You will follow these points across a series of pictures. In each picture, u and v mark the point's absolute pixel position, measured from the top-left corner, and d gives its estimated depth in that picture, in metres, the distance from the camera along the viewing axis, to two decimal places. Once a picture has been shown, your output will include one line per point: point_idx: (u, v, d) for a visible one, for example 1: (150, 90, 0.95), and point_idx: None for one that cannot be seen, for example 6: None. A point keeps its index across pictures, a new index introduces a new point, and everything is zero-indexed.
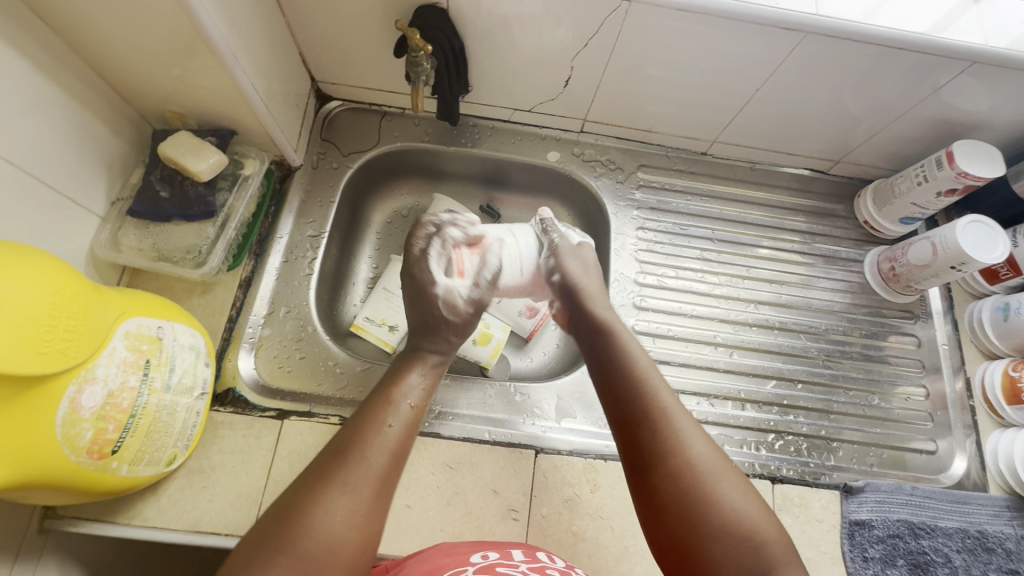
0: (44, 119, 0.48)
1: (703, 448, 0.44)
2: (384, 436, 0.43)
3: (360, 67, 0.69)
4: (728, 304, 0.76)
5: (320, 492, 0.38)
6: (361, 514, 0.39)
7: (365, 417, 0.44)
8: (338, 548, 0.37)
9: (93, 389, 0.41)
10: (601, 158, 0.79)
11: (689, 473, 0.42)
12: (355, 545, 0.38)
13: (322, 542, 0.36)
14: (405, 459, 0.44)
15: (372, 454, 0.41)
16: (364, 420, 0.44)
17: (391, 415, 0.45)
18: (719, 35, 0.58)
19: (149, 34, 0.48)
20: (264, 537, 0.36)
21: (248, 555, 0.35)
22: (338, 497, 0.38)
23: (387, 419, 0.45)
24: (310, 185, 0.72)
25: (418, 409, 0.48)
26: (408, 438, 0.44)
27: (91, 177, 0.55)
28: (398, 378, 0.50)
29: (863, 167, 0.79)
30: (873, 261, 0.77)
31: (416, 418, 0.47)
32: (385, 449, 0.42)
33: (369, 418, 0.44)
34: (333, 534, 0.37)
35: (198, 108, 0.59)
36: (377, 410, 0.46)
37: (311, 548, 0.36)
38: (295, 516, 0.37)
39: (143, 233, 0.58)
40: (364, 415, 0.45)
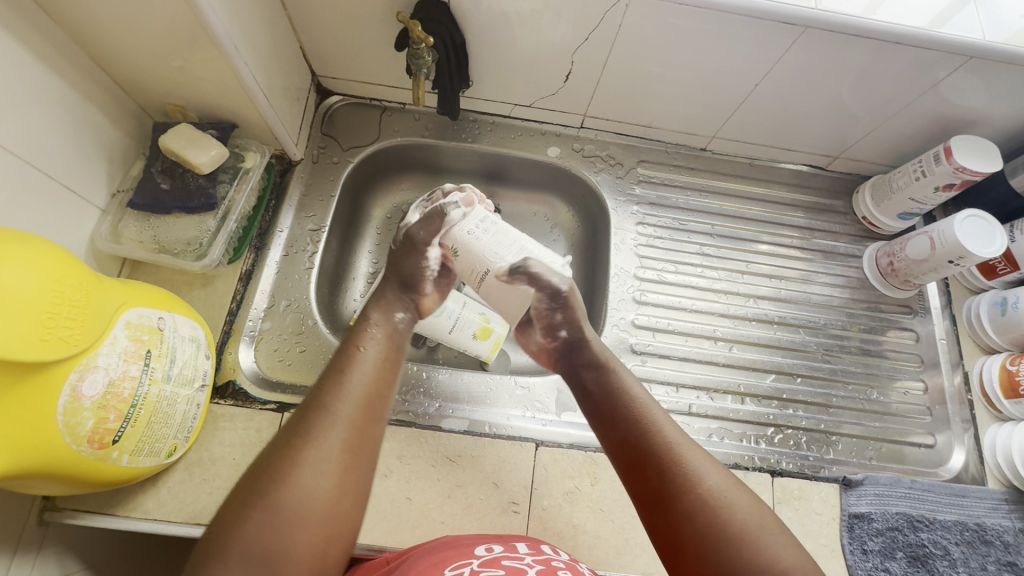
0: (45, 110, 0.48)
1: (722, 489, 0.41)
2: (351, 386, 0.43)
3: (361, 62, 0.69)
4: (727, 299, 0.76)
5: (291, 447, 0.39)
6: (332, 464, 0.39)
7: (331, 371, 0.44)
8: (316, 496, 0.37)
9: (94, 377, 0.41)
10: (601, 153, 0.80)
11: (714, 514, 0.40)
12: (334, 493, 0.38)
13: (297, 496, 0.36)
14: (380, 405, 0.44)
15: (339, 404, 0.42)
16: (326, 374, 0.44)
17: (355, 366, 0.45)
18: (718, 30, 0.59)
19: (151, 25, 0.48)
20: (241, 493, 0.37)
21: (227, 514, 0.36)
22: (306, 451, 0.38)
23: (350, 370, 0.44)
24: (310, 180, 0.72)
25: (386, 358, 0.47)
26: (375, 386, 0.44)
27: (91, 169, 0.55)
28: (361, 327, 0.49)
29: (862, 163, 0.79)
30: (872, 256, 0.78)
31: (383, 367, 0.46)
32: (351, 397, 0.42)
33: (338, 370, 0.45)
34: (310, 485, 0.37)
35: (199, 100, 0.59)
36: (341, 361, 0.46)
37: (282, 500, 0.36)
38: (270, 471, 0.38)
39: (144, 225, 0.58)
40: (329, 368, 0.45)
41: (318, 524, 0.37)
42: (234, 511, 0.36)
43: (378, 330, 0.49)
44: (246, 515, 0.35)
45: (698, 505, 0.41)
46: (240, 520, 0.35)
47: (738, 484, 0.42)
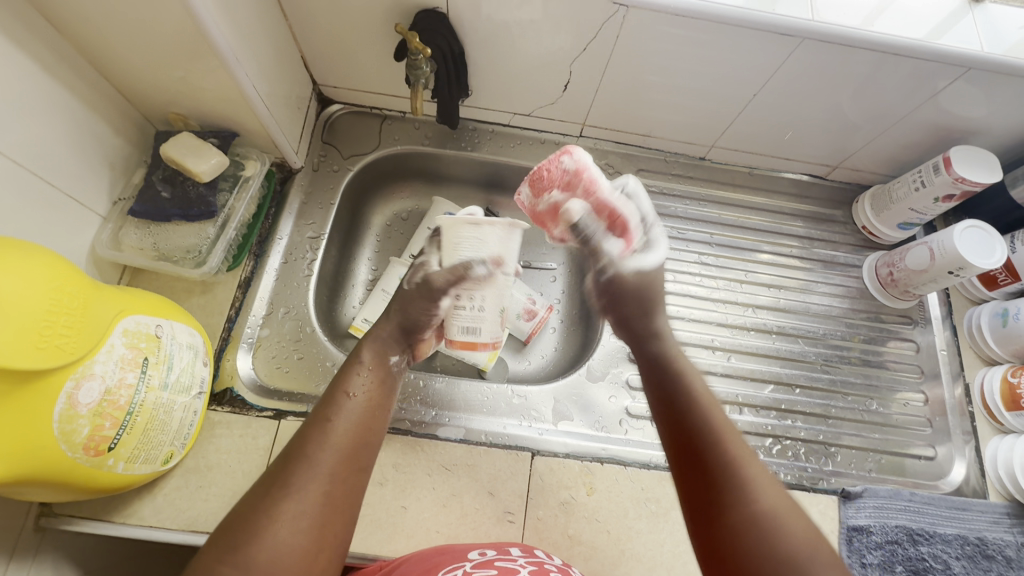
0: (47, 119, 0.49)
1: (777, 503, 0.41)
2: (334, 434, 0.44)
3: (361, 71, 0.70)
4: (726, 308, 0.76)
5: (268, 498, 0.39)
6: (310, 517, 0.39)
7: (317, 417, 0.45)
8: (288, 554, 0.37)
9: (90, 384, 0.41)
10: (600, 162, 0.80)
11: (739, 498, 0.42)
12: (308, 548, 0.38)
13: (269, 553, 0.36)
14: (360, 455, 0.45)
15: (321, 455, 0.42)
16: (314, 419, 0.45)
17: (342, 413, 0.46)
18: (716, 41, 0.59)
19: (153, 36, 0.49)
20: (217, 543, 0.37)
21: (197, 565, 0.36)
22: (284, 503, 0.39)
23: (338, 416, 0.45)
24: (310, 188, 0.73)
25: (373, 404, 0.48)
26: (360, 433, 0.45)
27: (93, 177, 0.56)
28: (351, 370, 0.50)
29: (861, 173, 0.79)
30: (871, 266, 0.77)
31: (369, 414, 0.47)
32: (333, 446, 0.43)
33: (321, 418, 0.45)
34: (283, 540, 0.37)
35: (201, 110, 0.60)
36: (329, 408, 0.46)
37: (255, 557, 0.36)
38: (244, 523, 0.38)
39: (144, 233, 0.58)
40: (315, 412, 0.46)
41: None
42: (205, 564, 0.36)
43: (367, 374, 0.50)
44: (213, 572, 0.35)
45: (750, 509, 0.41)
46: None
47: (774, 480, 0.43)
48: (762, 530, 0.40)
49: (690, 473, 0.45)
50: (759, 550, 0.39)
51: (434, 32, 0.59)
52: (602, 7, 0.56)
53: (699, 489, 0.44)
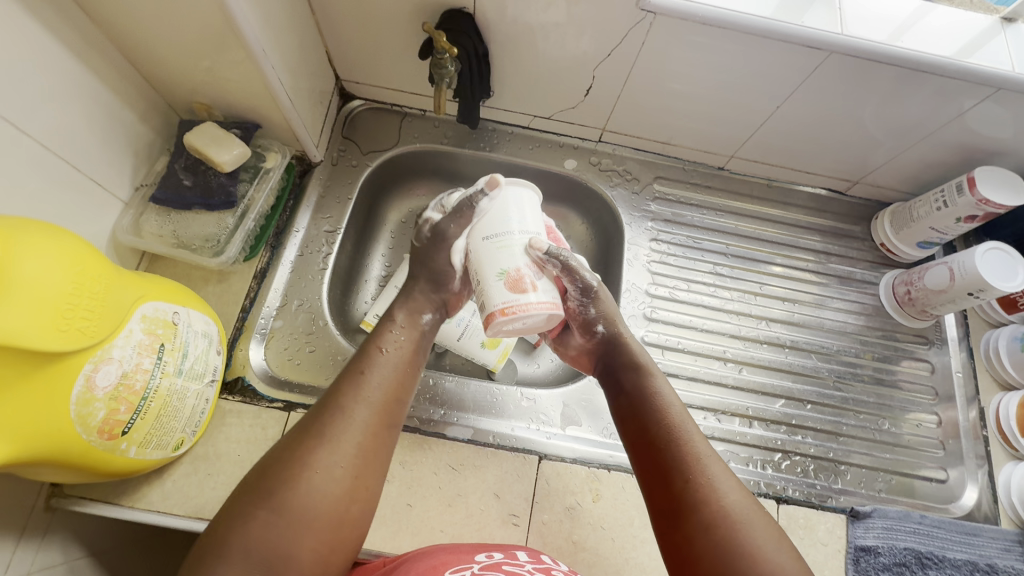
0: (76, 104, 0.50)
1: (735, 498, 0.41)
2: (369, 388, 0.45)
3: (384, 68, 0.70)
4: (740, 319, 0.75)
5: (301, 447, 0.40)
6: (344, 467, 0.40)
7: (350, 370, 0.46)
8: (322, 502, 0.39)
9: (107, 368, 0.41)
10: (617, 167, 0.79)
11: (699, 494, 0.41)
12: (342, 497, 0.40)
13: (306, 499, 0.38)
14: (395, 410, 0.45)
15: (357, 407, 0.43)
16: (345, 372, 0.46)
17: (376, 366, 0.47)
18: (742, 51, 0.59)
19: (183, 26, 0.49)
20: (251, 490, 0.39)
21: (239, 507, 0.38)
22: (318, 453, 0.40)
23: (371, 370, 0.46)
24: (328, 182, 0.73)
25: (406, 360, 0.49)
26: (394, 389, 0.46)
27: (118, 164, 0.56)
28: (384, 329, 0.51)
29: (881, 190, 0.78)
30: (888, 284, 0.76)
31: (402, 369, 0.48)
32: (367, 400, 0.44)
33: (352, 370, 0.46)
34: (319, 488, 0.39)
35: (225, 101, 0.60)
36: (363, 362, 0.47)
37: (290, 502, 0.38)
38: (279, 473, 0.39)
39: (164, 220, 0.58)
40: (348, 366, 0.47)
41: (325, 526, 0.39)
42: (246, 507, 0.38)
43: (400, 332, 0.51)
44: (252, 514, 0.37)
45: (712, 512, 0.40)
46: (248, 518, 0.37)
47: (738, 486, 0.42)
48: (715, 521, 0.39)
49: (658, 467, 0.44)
50: (716, 547, 0.38)
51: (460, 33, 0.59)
52: (629, 13, 0.56)
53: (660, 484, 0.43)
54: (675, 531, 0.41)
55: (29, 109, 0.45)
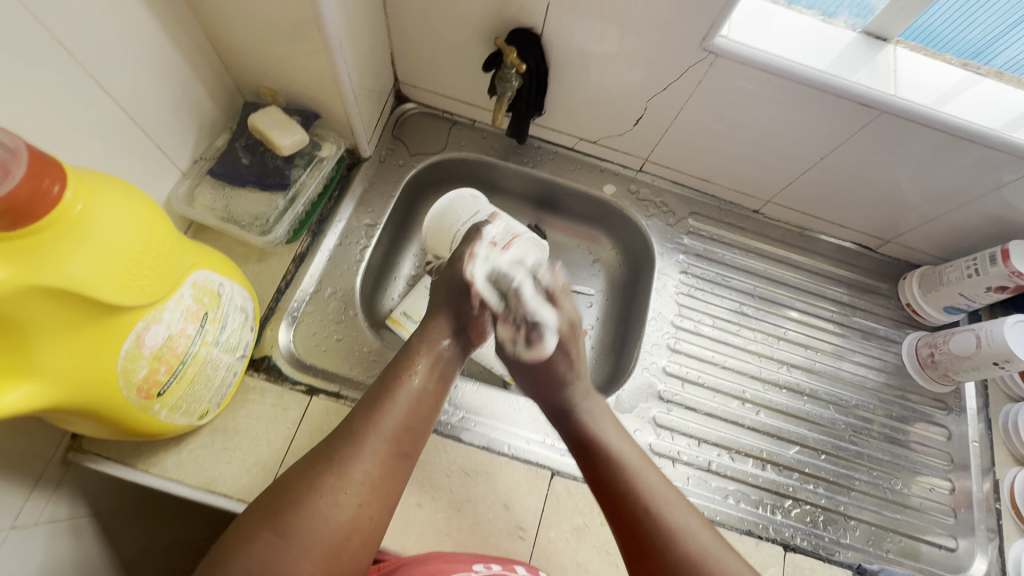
0: (155, 73, 0.52)
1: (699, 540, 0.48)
2: (381, 420, 0.49)
3: (444, 76, 0.72)
4: (761, 361, 0.75)
5: (314, 475, 0.45)
6: (348, 494, 0.45)
7: (367, 401, 0.50)
8: (326, 530, 0.43)
9: (157, 328, 0.42)
10: (655, 198, 0.81)
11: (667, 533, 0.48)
12: (343, 526, 0.44)
13: (310, 525, 0.42)
14: (404, 442, 0.50)
15: (367, 439, 0.47)
16: (364, 402, 0.51)
17: (392, 400, 0.51)
18: (792, 100, 0.61)
19: (268, 14, 0.52)
20: (258, 512, 0.43)
21: (247, 523, 0.42)
22: (326, 481, 0.44)
23: (387, 402, 0.50)
24: (373, 178, 0.75)
25: (423, 391, 0.53)
26: (405, 422, 0.50)
27: (182, 135, 0.58)
28: (405, 359, 0.55)
29: (911, 251, 0.79)
30: (911, 344, 0.77)
31: (417, 401, 0.52)
32: (381, 433, 0.48)
33: (373, 402, 0.50)
34: (329, 518, 0.43)
35: (291, 88, 0.62)
36: (381, 393, 0.51)
37: (294, 529, 0.42)
38: (287, 496, 0.43)
39: (218, 195, 0.59)
40: (368, 395, 0.51)
41: (325, 551, 0.43)
42: (254, 524, 0.42)
43: (425, 368, 0.54)
44: (256, 534, 0.41)
45: (681, 548, 0.47)
46: (251, 538, 0.41)
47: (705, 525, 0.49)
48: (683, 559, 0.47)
49: (626, 512, 0.50)
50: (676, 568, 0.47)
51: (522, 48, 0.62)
52: (689, 53, 0.58)
53: (630, 527, 0.50)
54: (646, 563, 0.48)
55: (113, 71, 0.47)
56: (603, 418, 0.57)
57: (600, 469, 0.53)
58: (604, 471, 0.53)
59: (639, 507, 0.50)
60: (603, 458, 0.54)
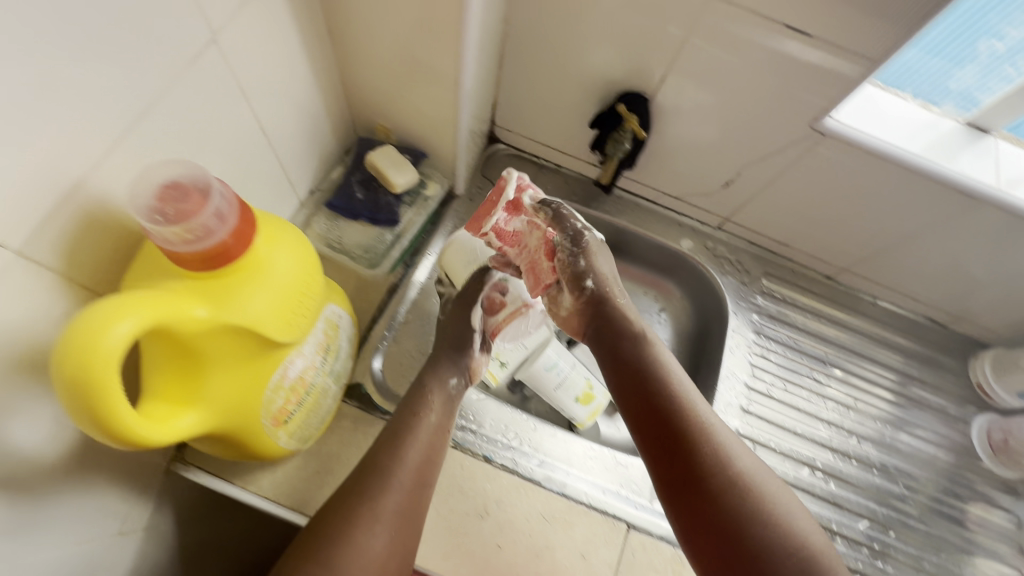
0: (296, 110, 0.55)
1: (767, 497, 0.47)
2: (404, 456, 0.52)
3: (541, 123, 0.75)
4: (832, 430, 0.76)
5: (347, 511, 0.48)
6: (381, 527, 0.48)
7: (388, 436, 0.54)
8: (366, 563, 0.46)
9: (298, 362, 0.44)
10: (730, 257, 0.82)
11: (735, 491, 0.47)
12: (381, 557, 0.47)
13: (351, 560, 0.45)
14: (427, 474, 0.53)
15: (393, 473, 0.51)
16: (384, 437, 0.54)
17: (411, 435, 0.54)
18: (892, 182, 0.62)
19: (410, 65, 0.55)
20: (295, 550, 0.46)
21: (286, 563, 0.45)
22: (360, 517, 0.48)
23: (406, 437, 0.54)
24: (463, 215, 0.77)
25: (438, 426, 0.56)
26: (425, 454, 0.54)
27: (304, 166, 0.61)
28: (418, 394, 0.58)
29: (983, 331, 0.80)
30: (980, 426, 0.78)
31: (434, 434, 0.56)
32: (407, 467, 0.52)
33: (393, 437, 0.54)
34: (365, 554, 0.46)
35: (406, 128, 0.65)
36: (398, 428, 0.54)
37: (335, 565, 0.45)
38: (322, 534, 0.46)
39: (332, 225, 0.62)
40: (387, 431, 0.55)
41: None
42: (294, 562, 0.45)
43: (436, 406, 0.58)
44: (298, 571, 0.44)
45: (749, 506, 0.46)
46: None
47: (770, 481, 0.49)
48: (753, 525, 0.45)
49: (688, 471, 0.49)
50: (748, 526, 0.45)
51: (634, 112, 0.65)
52: (798, 129, 0.60)
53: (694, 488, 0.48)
54: (713, 521, 0.47)
55: (273, 110, 0.51)
56: (668, 360, 0.57)
57: (660, 421, 0.52)
58: (665, 426, 0.52)
59: (709, 464, 0.49)
60: (664, 410, 0.53)
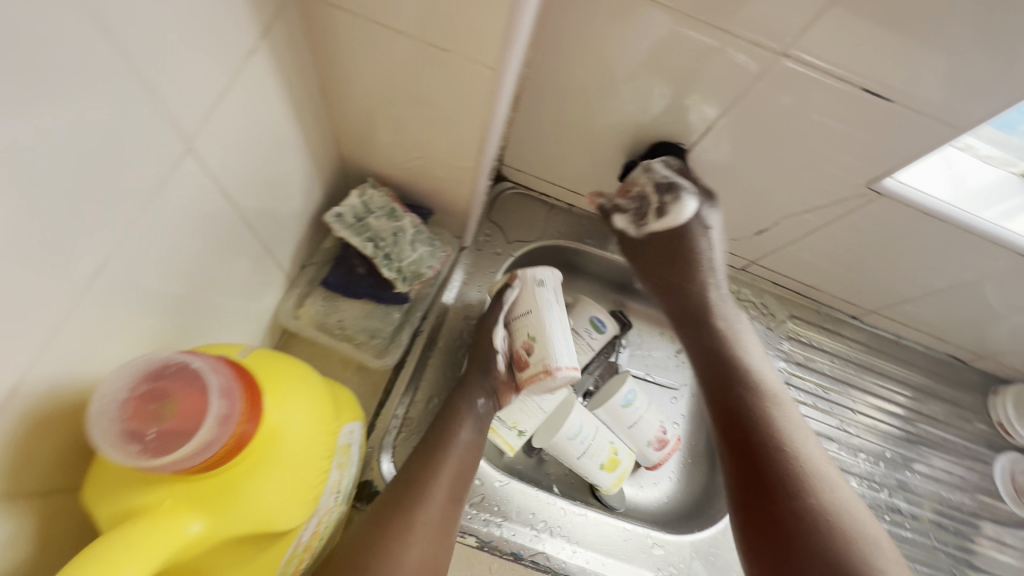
0: (284, 183, 0.45)
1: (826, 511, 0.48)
2: (432, 491, 0.49)
3: (558, 164, 0.67)
4: (865, 486, 0.72)
5: (374, 547, 0.45)
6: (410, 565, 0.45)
7: (415, 470, 0.51)
8: None
9: (315, 520, 0.37)
10: (756, 300, 0.77)
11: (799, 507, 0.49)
12: None
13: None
14: (454, 511, 0.50)
15: (421, 510, 0.48)
16: (411, 468, 0.51)
17: (439, 470, 0.51)
18: (945, 238, 0.58)
19: (421, 126, 0.46)
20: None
21: None
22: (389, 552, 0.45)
23: (435, 470, 0.51)
24: (471, 268, 0.69)
25: (466, 463, 0.53)
26: (453, 489, 0.51)
27: (293, 239, 0.51)
28: (449, 421, 0.55)
29: (1005, 368, 0.78)
30: (1003, 468, 0.76)
31: (462, 472, 0.53)
32: (431, 501, 0.49)
33: (421, 471, 0.51)
34: None
35: (410, 184, 0.56)
36: (426, 462, 0.52)
37: None
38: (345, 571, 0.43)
39: (329, 308, 0.53)
40: (413, 462, 0.52)
41: None
42: None
43: (466, 429, 0.55)
44: None
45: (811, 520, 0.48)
46: None
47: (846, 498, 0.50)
48: (826, 530, 0.47)
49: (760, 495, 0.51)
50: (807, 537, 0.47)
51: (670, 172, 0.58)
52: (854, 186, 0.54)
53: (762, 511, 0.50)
54: (775, 537, 0.48)
55: (258, 196, 0.41)
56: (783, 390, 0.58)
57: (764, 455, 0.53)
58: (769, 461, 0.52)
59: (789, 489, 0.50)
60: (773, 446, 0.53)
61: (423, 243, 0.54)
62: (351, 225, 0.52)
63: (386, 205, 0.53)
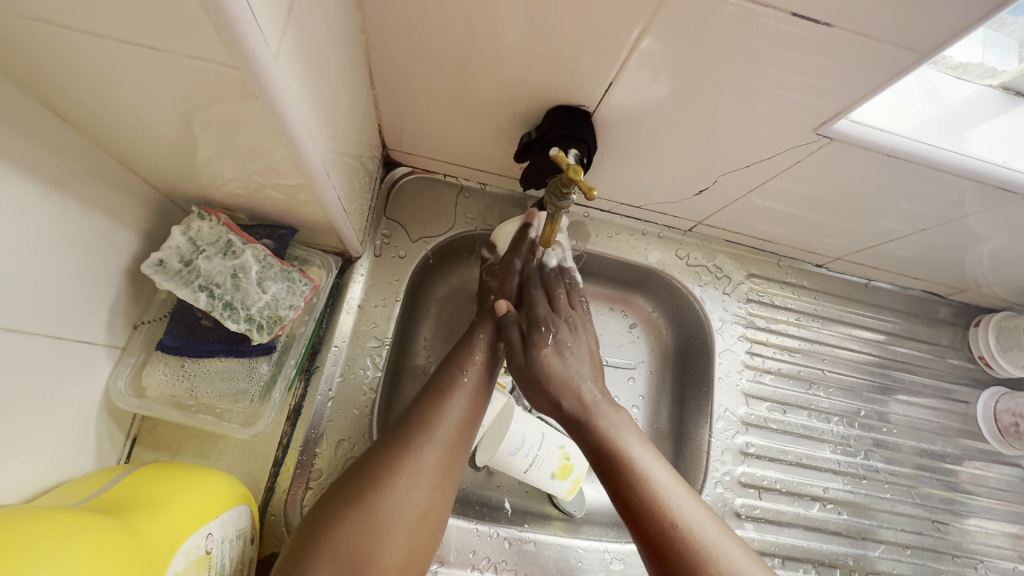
0: (52, 246, 0.34)
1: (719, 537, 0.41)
2: (450, 407, 0.48)
3: (451, 139, 0.56)
4: (837, 450, 0.67)
5: (389, 464, 0.43)
6: (427, 478, 0.44)
7: (433, 389, 0.49)
8: (409, 507, 0.42)
9: None
10: (708, 262, 0.68)
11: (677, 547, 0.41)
12: (420, 509, 0.43)
13: (391, 501, 0.42)
14: (467, 440, 0.48)
15: (439, 424, 0.47)
16: (428, 388, 0.50)
17: (457, 386, 0.50)
18: (911, 178, 0.49)
19: (215, 139, 0.34)
20: (338, 499, 0.42)
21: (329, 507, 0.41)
22: (404, 460, 0.44)
23: (452, 389, 0.49)
24: (370, 280, 0.59)
25: (481, 383, 0.51)
26: (470, 410, 0.49)
27: (109, 302, 0.41)
28: (468, 343, 0.54)
29: (985, 298, 0.71)
30: (986, 406, 0.71)
31: (477, 391, 0.51)
32: (451, 418, 0.48)
33: (438, 389, 0.50)
34: (404, 503, 0.42)
35: (254, 205, 0.44)
36: (443, 380, 0.50)
37: (379, 502, 0.42)
38: (362, 481, 0.43)
39: (178, 375, 0.44)
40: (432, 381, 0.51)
41: (406, 529, 0.42)
42: (337, 506, 0.41)
43: (472, 373, 0.51)
44: (345, 512, 0.41)
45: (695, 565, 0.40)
46: (338, 517, 0.40)
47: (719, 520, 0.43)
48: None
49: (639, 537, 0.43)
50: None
51: (578, 150, 0.46)
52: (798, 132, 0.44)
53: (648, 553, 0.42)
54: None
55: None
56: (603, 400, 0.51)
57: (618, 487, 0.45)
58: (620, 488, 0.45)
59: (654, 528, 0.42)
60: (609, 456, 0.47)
61: (276, 278, 0.45)
62: (176, 272, 0.42)
63: (218, 238, 0.43)
